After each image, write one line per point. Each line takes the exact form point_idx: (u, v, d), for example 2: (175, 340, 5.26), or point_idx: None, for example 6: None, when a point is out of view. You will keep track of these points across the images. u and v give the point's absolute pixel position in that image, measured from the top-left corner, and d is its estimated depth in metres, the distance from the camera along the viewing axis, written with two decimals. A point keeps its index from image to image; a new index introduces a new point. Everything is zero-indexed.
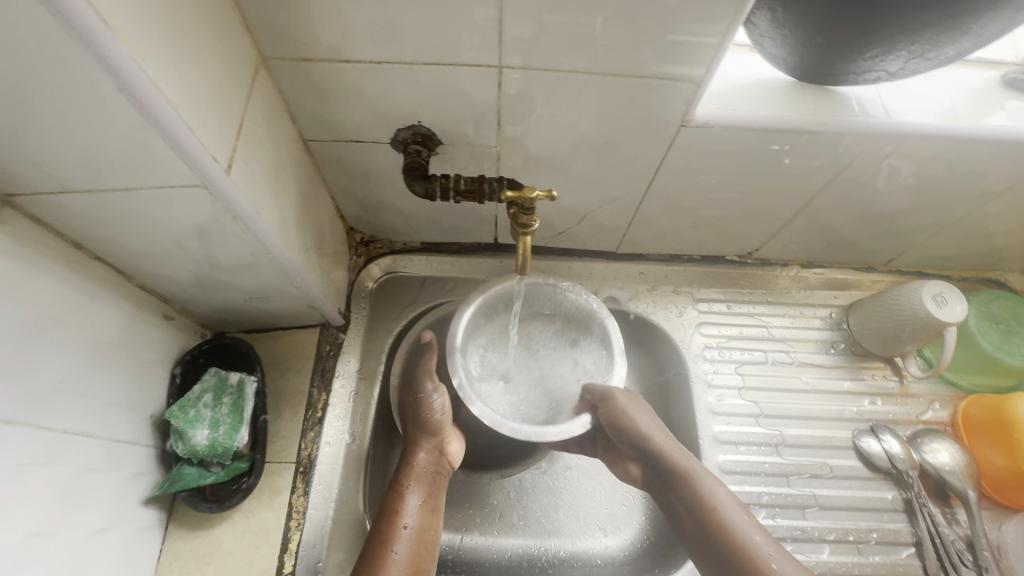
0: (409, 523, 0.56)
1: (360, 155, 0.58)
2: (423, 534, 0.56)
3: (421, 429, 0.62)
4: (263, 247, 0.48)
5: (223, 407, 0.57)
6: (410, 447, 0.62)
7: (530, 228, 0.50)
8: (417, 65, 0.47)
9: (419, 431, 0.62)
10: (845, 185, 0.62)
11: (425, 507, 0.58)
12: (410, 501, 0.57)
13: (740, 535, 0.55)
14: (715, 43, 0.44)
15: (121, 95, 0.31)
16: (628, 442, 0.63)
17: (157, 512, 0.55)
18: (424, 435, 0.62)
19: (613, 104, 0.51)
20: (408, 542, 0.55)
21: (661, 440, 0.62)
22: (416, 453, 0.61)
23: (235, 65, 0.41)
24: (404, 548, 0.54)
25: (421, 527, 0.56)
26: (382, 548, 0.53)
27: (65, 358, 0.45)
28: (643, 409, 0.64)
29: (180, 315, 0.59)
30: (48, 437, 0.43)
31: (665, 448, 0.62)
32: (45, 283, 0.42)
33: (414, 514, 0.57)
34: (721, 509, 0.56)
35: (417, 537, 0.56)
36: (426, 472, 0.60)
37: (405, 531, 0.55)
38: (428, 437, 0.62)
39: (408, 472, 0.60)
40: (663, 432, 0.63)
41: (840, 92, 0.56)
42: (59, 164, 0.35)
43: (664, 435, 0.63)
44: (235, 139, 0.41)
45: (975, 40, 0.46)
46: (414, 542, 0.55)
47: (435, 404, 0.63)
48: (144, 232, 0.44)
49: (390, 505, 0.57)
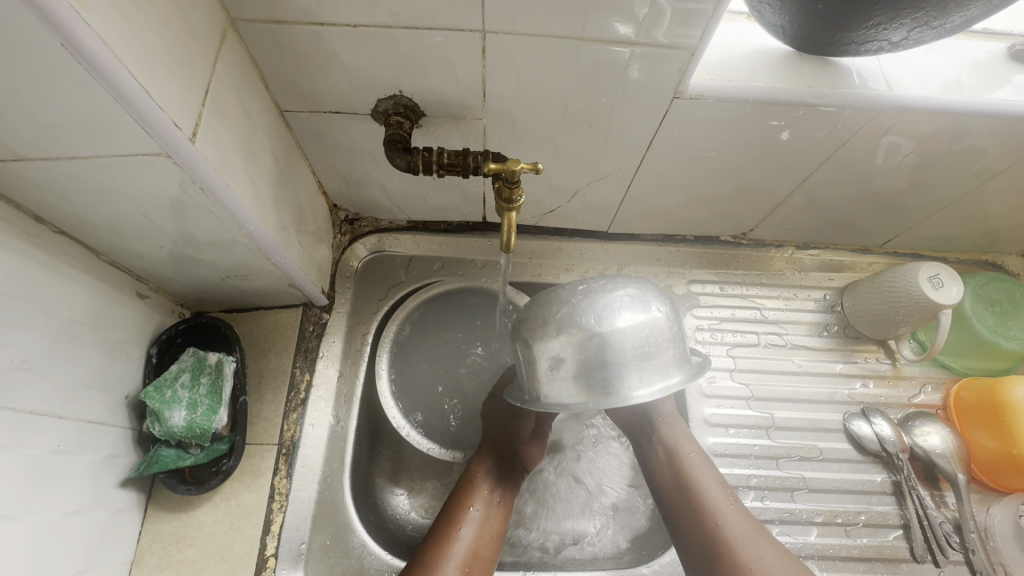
0: (477, 509, 0.56)
1: (340, 127, 0.56)
2: (489, 521, 0.56)
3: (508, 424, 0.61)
4: (236, 222, 0.46)
5: (201, 387, 0.55)
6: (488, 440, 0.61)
7: (515, 202, 0.48)
8: (396, 30, 0.44)
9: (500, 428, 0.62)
10: (843, 162, 0.60)
11: (496, 497, 0.58)
12: (482, 487, 0.57)
13: (703, 494, 0.55)
14: (710, 10, 0.42)
15: (65, 51, 0.28)
16: None
17: (135, 494, 0.54)
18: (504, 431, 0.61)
19: (603, 73, 0.48)
20: (475, 523, 0.55)
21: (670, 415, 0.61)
22: (493, 444, 0.61)
23: (198, 26, 0.38)
24: (470, 530, 0.54)
25: (488, 513, 0.56)
26: (450, 527, 0.54)
27: (29, 336, 0.43)
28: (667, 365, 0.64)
29: (155, 293, 0.57)
30: (14, 418, 0.42)
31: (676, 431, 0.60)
32: (6, 257, 0.40)
33: (483, 499, 0.57)
34: (692, 471, 0.57)
35: (482, 520, 0.55)
36: (501, 465, 0.60)
37: (473, 514, 0.55)
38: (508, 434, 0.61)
39: (482, 461, 0.60)
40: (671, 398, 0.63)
41: (842, 63, 0.53)
42: (8, 129, 0.33)
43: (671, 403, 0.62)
44: (200, 106, 0.38)
45: (984, 7, 0.44)
46: (480, 525, 0.55)
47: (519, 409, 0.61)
48: (109, 206, 0.42)
49: (462, 488, 0.58)
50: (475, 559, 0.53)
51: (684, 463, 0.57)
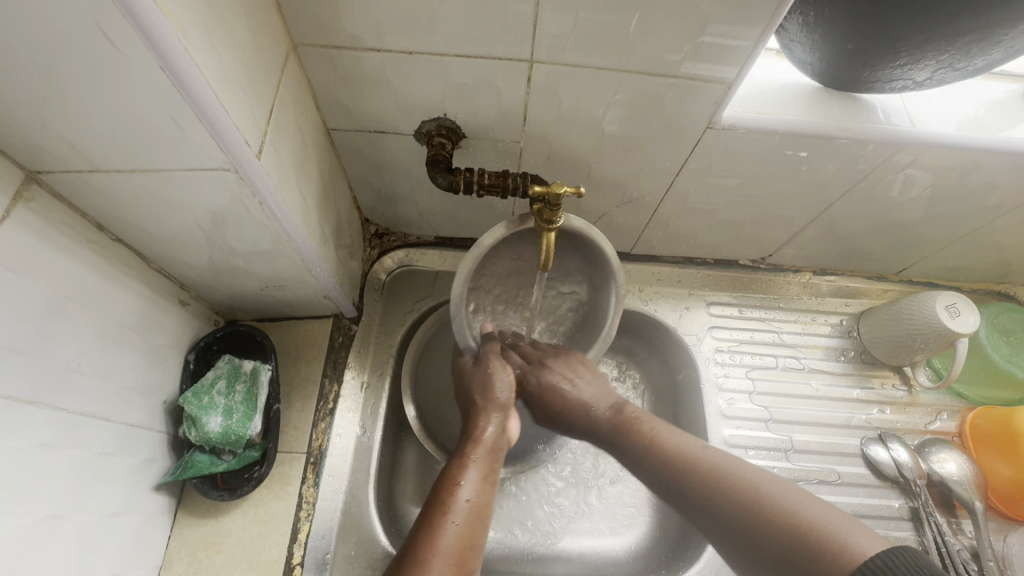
0: (468, 495, 0.50)
1: (381, 145, 0.58)
2: (480, 508, 0.50)
3: (495, 402, 0.59)
4: (286, 235, 0.48)
5: (237, 394, 0.56)
6: (477, 421, 0.59)
7: (555, 223, 0.50)
8: (448, 56, 0.47)
9: (484, 406, 0.59)
10: (864, 194, 0.62)
11: (484, 481, 0.53)
12: (473, 472, 0.53)
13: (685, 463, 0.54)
14: (749, 47, 0.44)
15: (164, 73, 0.31)
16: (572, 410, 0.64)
17: (166, 499, 0.55)
18: (492, 410, 0.59)
19: (640, 102, 0.50)
20: (465, 513, 0.49)
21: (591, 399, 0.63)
22: (481, 428, 0.58)
23: (267, 51, 0.41)
24: (460, 518, 0.48)
25: (479, 502, 0.50)
26: (441, 517, 0.48)
27: (84, 338, 0.44)
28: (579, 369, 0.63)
29: (194, 301, 0.58)
30: (65, 419, 0.43)
31: (633, 415, 0.61)
32: (67, 263, 0.42)
33: (472, 486, 0.52)
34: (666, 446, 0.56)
35: (474, 509, 0.49)
36: (490, 447, 0.57)
37: (464, 503, 0.50)
38: (497, 412, 0.59)
39: (473, 446, 0.56)
40: (614, 395, 0.64)
41: (866, 100, 0.56)
42: (90, 142, 0.35)
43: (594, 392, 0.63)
44: (265, 125, 0.41)
45: (1006, 52, 0.46)
46: (472, 513, 0.49)
47: (503, 385, 0.60)
48: (168, 216, 0.44)
49: (451, 474, 0.53)
50: (468, 550, 0.46)
51: (642, 430, 0.59)
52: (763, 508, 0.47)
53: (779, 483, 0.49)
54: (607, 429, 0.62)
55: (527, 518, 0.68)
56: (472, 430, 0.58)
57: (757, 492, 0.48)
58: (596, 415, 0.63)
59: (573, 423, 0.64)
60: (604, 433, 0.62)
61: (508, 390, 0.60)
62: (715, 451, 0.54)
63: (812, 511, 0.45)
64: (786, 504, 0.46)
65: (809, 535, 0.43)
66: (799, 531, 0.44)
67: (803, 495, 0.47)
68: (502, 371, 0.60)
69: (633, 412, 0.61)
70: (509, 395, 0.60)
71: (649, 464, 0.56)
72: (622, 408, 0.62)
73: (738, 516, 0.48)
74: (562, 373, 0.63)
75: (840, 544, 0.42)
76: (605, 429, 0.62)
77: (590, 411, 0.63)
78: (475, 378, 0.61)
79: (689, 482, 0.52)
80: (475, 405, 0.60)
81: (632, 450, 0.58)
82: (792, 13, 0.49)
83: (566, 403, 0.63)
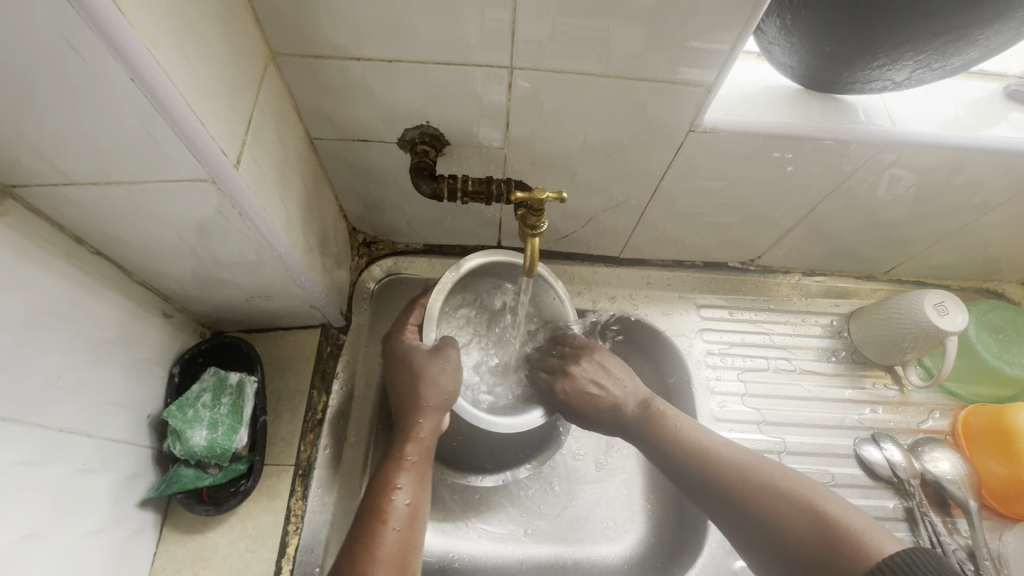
0: (406, 499, 0.50)
1: (366, 154, 0.58)
2: (416, 509, 0.50)
3: (435, 397, 0.56)
4: (268, 245, 0.48)
5: (223, 407, 0.56)
6: (408, 415, 0.55)
7: (539, 228, 0.51)
8: (428, 64, 0.47)
9: (421, 402, 0.55)
10: (849, 193, 0.62)
11: (419, 483, 0.52)
12: (408, 473, 0.52)
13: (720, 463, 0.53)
14: (726, 50, 0.45)
15: (133, 84, 0.30)
16: (599, 414, 0.62)
17: (152, 515, 0.54)
18: (432, 406, 0.56)
19: (621, 107, 0.51)
20: (403, 517, 0.49)
21: (620, 399, 0.62)
22: (417, 424, 0.55)
23: (244, 61, 0.41)
24: (396, 525, 0.48)
25: (416, 503, 0.51)
26: (380, 524, 0.48)
27: (64, 352, 0.44)
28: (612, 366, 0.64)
29: (179, 313, 0.58)
30: (44, 436, 0.42)
31: (660, 413, 0.60)
32: (45, 278, 0.41)
33: (408, 487, 0.51)
34: (695, 445, 0.56)
35: (412, 511, 0.50)
36: (425, 443, 0.55)
37: (400, 508, 0.49)
38: (437, 407, 0.56)
39: (409, 442, 0.54)
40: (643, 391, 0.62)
41: (846, 100, 0.56)
42: (63, 155, 0.35)
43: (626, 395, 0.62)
44: (242, 135, 0.41)
45: (982, 51, 0.46)
46: (408, 517, 0.49)
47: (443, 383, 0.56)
48: (148, 229, 0.44)
49: (384, 475, 0.52)
50: (406, 555, 0.47)
51: (665, 429, 0.58)
52: (784, 503, 0.48)
53: (800, 481, 0.50)
54: (636, 424, 0.60)
55: (517, 526, 0.67)
56: (408, 423, 0.55)
57: (780, 488, 0.50)
58: (623, 411, 0.62)
59: (598, 424, 0.63)
60: (628, 426, 0.61)
61: (450, 382, 0.56)
62: (737, 448, 0.55)
63: (834, 508, 0.46)
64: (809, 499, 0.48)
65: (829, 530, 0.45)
66: (824, 528, 0.45)
67: (823, 491, 0.49)
68: (444, 360, 0.57)
69: (660, 410, 0.60)
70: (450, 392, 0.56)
71: (670, 458, 0.57)
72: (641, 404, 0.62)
73: (764, 513, 0.49)
74: (590, 374, 0.63)
75: (860, 538, 0.43)
76: (633, 422, 0.61)
77: (619, 407, 0.62)
78: (426, 370, 0.56)
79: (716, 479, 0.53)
80: (411, 400, 0.56)
81: (651, 442, 0.59)
82: (769, 16, 0.49)
83: (590, 401, 0.62)
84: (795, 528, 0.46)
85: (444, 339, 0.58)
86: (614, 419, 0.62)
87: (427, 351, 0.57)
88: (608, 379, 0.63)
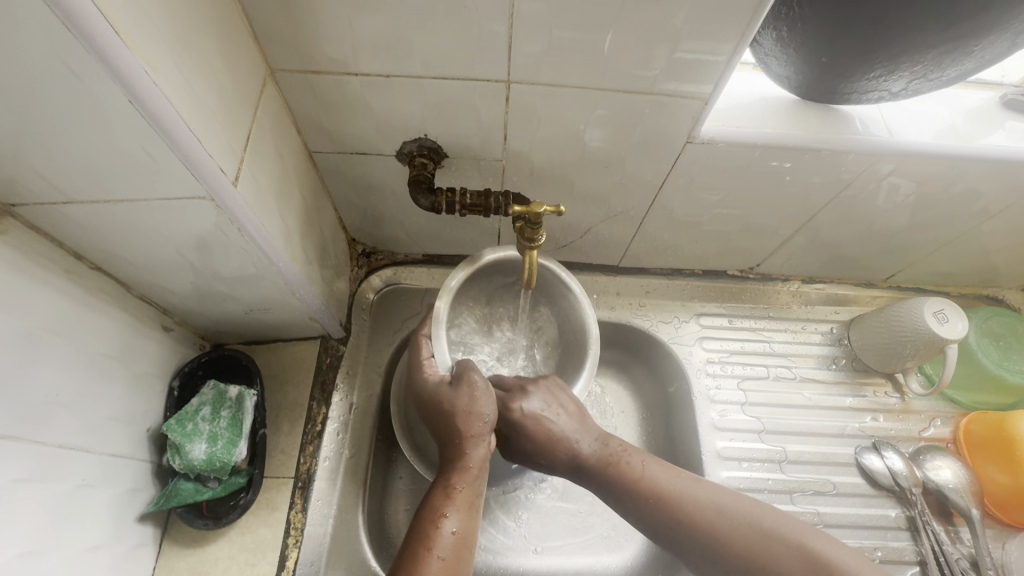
0: (453, 527, 0.50)
1: (364, 166, 0.58)
2: (468, 540, 0.50)
3: (477, 425, 0.55)
4: (267, 260, 0.48)
5: (222, 420, 0.56)
6: (453, 446, 0.55)
7: (537, 241, 0.52)
8: (425, 78, 0.47)
9: (462, 431, 0.55)
10: (846, 203, 0.62)
11: (469, 513, 0.52)
12: (457, 503, 0.52)
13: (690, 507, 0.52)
14: (722, 62, 0.45)
15: (132, 106, 0.31)
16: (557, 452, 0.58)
17: (152, 529, 0.54)
18: (482, 435, 0.55)
19: (618, 119, 0.51)
20: (452, 546, 0.48)
21: (579, 440, 0.58)
22: (466, 454, 0.54)
23: (241, 78, 0.41)
24: (445, 553, 0.48)
25: (465, 532, 0.50)
26: (425, 551, 0.47)
27: (63, 368, 0.44)
28: (567, 399, 0.59)
29: (178, 326, 0.58)
30: (43, 452, 0.42)
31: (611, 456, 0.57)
32: (44, 295, 0.42)
33: (456, 516, 0.51)
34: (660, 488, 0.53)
35: (460, 540, 0.49)
36: (473, 475, 0.54)
37: (450, 535, 0.49)
38: (484, 436, 0.55)
39: (457, 473, 0.54)
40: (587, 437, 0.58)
41: (842, 110, 0.56)
42: (61, 174, 0.35)
43: (573, 427, 0.58)
44: (240, 152, 0.41)
45: (977, 62, 0.46)
46: (457, 547, 0.49)
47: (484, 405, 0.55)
48: (146, 245, 0.44)
49: (435, 508, 0.51)
50: None
51: (631, 469, 0.55)
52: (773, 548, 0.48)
53: (777, 515, 0.50)
54: (594, 463, 0.57)
55: (519, 535, 0.67)
56: (456, 454, 0.54)
57: (768, 532, 0.49)
58: (578, 451, 0.58)
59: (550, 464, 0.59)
60: (586, 467, 0.58)
61: (492, 409, 0.56)
62: (699, 488, 0.53)
63: (818, 544, 0.47)
64: (796, 540, 0.48)
65: (821, 570, 0.45)
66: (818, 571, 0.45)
67: (801, 526, 0.49)
68: (483, 390, 0.55)
69: (617, 446, 0.58)
70: (492, 420, 0.56)
71: (637, 505, 0.54)
72: (597, 454, 0.58)
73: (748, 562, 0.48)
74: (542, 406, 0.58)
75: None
76: (589, 464, 0.57)
77: (574, 447, 0.58)
78: (456, 402, 0.55)
79: (691, 522, 0.52)
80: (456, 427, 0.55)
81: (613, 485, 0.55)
82: (764, 28, 0.49)
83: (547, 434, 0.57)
84: (789, 573, 0.46)
85: (462, 366, 0.57)
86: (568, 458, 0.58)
87: (450, 383, 0.56)
88: (563, 408, 0.58)
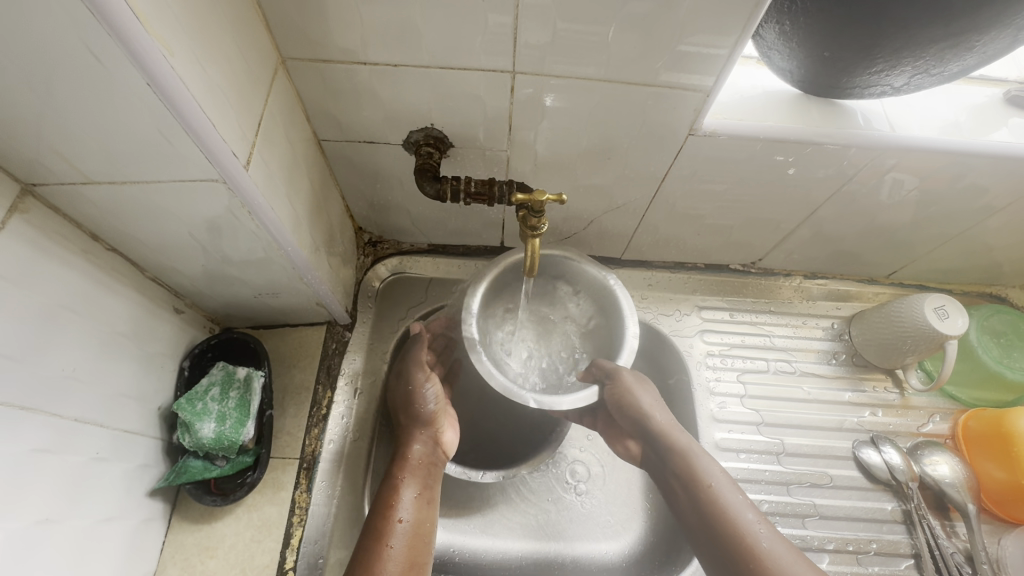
0: (404, 517, 0.54)
1: (371, 155, 0.59)
2: (419, 527, 0.54)
3: (416, 419, 0.60)
4: (276, 244, 0.49)
5: (231, 401, 0.57)
6: (403, 438, 0.60)
7: (539, 230, 0.52)
8: (432, 69, 0.48)
9: (412, 423, 0.60)
10: (849, 198, 0.63)
11: (420, 500, 0.56)
12: (407, 493, 0.56)
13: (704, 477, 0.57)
14: (724, 55, 0.45)
15: (151, 90, 0.32)
16: (629, 420, 0.63)
17: (161, 504, 0.56)
18: (420, 426, 0.60)
19: (621, 110, 0.52)
20: (405, 534, 0.53)
21: (664, 421, 0.62)
22: (410, 448, 0.59)
23: (255, 65, 0.42)
24: (400, 542, 0.52)
25: (417, 521, 0.55)
26: (379, 543, 0.52)
27: (78, 347, 0.45)
28: (647, 389, 0.63)
29: (189, 309, 0.60)
30: (59, 424, 0.44)
31: (665, 427, 0.61)
32: (64, 273, 0.43)
33: (408, 506, 0.55)
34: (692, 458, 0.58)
35: (413, 528, 0.54)
36: (422, 464, 0.58)
37: (401, 524, 0.53)
38: (424, 428, 0.60)
39: (403, 465, 0.58)
40: (668, 416, 0.62)
41: (846, 105, 0.57)
42: (81, 155, 0.37)
43: (666, 418, 0.62)
44: (253, 137, 0.42)
45: (979, 57, 0.47)
46: (410, 535, 0.53)
47: (428, 392, 0.61)
48: (160, 226, 0.45)
49: (385, 499, 0.55)
50: (415, 566, 0.52)
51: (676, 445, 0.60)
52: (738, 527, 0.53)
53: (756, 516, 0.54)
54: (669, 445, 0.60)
55: (518, 521, 0.68)
56: (401, 450, 0.59)
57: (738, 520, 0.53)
58: (654, 430, 0.61)
59: (622, 428, 0.65)
60: (655, 446, 0.61)
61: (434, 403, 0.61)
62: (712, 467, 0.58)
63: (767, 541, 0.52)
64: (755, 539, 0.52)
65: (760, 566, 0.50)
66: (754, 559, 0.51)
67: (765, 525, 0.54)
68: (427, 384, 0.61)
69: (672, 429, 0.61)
70: (435, 407, 0.61)
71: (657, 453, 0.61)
72: (673, 442, 0.60)
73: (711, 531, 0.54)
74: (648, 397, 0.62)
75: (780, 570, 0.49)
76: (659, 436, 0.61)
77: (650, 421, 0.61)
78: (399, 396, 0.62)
79: (726, 541, 0.53)
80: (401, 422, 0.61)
81: (670, 459, 0.60)
82: (767, 23, 0.50)
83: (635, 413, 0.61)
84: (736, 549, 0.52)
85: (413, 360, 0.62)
86: (634, 433, 0.63)
87: (398, 380, 0.63)
88: (657, 406, 0.63)
